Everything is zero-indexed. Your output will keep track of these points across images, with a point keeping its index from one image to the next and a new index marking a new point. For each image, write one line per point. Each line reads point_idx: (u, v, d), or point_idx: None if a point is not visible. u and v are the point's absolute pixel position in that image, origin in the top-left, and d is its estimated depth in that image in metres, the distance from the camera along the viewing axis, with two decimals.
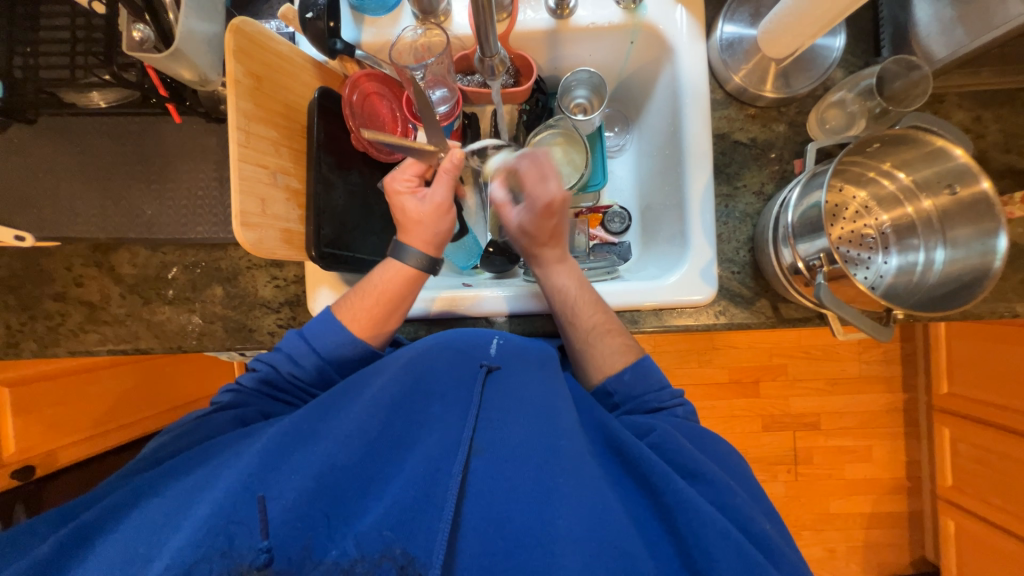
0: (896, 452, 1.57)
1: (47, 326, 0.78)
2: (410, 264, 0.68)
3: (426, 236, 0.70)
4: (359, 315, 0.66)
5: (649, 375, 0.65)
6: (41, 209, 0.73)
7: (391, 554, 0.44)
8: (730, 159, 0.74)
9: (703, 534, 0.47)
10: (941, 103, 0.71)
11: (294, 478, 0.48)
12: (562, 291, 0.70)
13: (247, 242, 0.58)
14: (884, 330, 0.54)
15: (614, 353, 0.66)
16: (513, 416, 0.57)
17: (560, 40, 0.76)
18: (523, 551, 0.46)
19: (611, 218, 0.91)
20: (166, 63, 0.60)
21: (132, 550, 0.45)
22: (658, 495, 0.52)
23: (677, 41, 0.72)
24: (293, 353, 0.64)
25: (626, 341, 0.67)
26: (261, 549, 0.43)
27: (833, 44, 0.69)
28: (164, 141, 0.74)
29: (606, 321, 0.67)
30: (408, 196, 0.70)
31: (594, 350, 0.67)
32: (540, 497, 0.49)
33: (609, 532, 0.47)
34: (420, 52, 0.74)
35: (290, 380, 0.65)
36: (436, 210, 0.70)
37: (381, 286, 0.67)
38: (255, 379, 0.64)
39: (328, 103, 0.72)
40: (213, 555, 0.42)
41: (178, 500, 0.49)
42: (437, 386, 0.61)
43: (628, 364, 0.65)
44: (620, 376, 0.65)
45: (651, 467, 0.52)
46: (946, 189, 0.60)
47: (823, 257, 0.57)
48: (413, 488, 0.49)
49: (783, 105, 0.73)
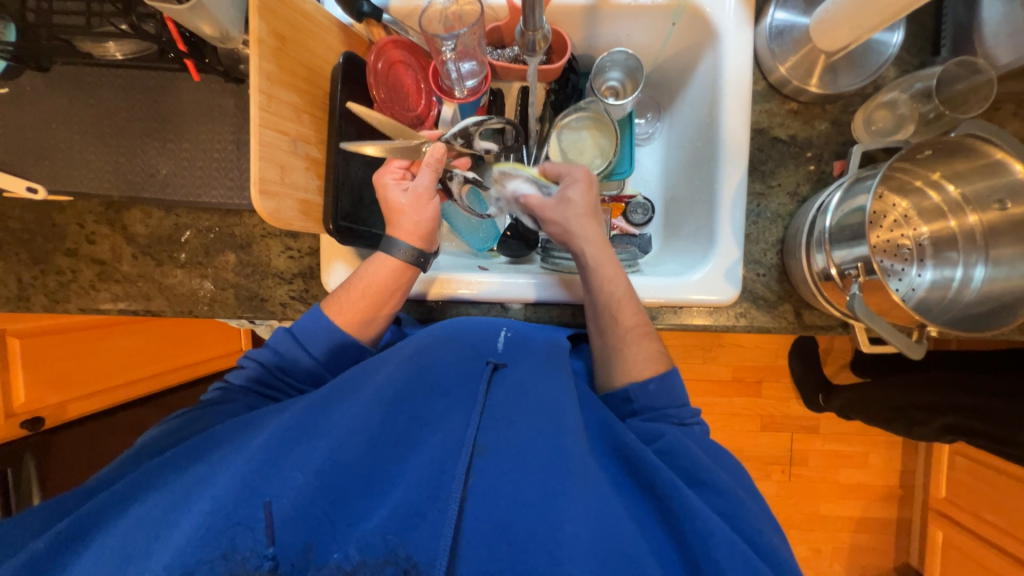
0: (893, 460, 1.57)
1: (58, 282, 0.78)
2: (395, 256, 0.66)
3: (410, 225, 0.67)
4: (345, 308, 0.65)
5: (674, 389, 0.62)
6: (53, 162, 0.71)
7: (394, 559, 0.44)
8: (767, 156, 0.71)
9: (713, 543, 0.46)
10: (997, 111, 0.66)
11: (295, 475, 0.47)
12: (600, 293, 0.65)
13: (265, 211, 0.57)
14: (915, 347, 0.52)
15: (646, 359, 0.63)
16: (518, 414, 0.56)
17: (598, 17, 0.72)
18: (526, 557, 0.45)
19: (634, 209, 0.87)
20: (188, 17, 0.57)
21: (140, 543, 0.45)
22: (662, 499, 0.51)
23: (722, 25, 0.68)
24: (279, 348, 0.64)
25: (659, 349, 0.64)
26: (266, 556, 0.42)
27: (890, 40, 0.65)
28: (180, 99, 0.71)
29: (640, 324, 0.64)
30: (393, 186, 0.68)
31: (627, 351, 0.63)
32: (546, 502, 0.49)
33: (615, 537, 0.47)
34: (451, 21, 0.70)
35: (293, 362, 0.64)
36: (418, 200, 0.67)
37: (366, 279, 0.65)
38: (244, 376, 0.64)
39: (353, 70, 0.69)
40: (215, 558, 0.42)
41: (177, 493, 0.48)
42: (444, 380, 0.60)
43: (657, 373, 0.62)
44: (645, 385, 0.62)
45: (659, 474, 0.51)
46: (997, 204, 0.58)
47: (860, 267, 0.55)
48: (417, 492, 0.49)
49: (829, 102, 0.70)
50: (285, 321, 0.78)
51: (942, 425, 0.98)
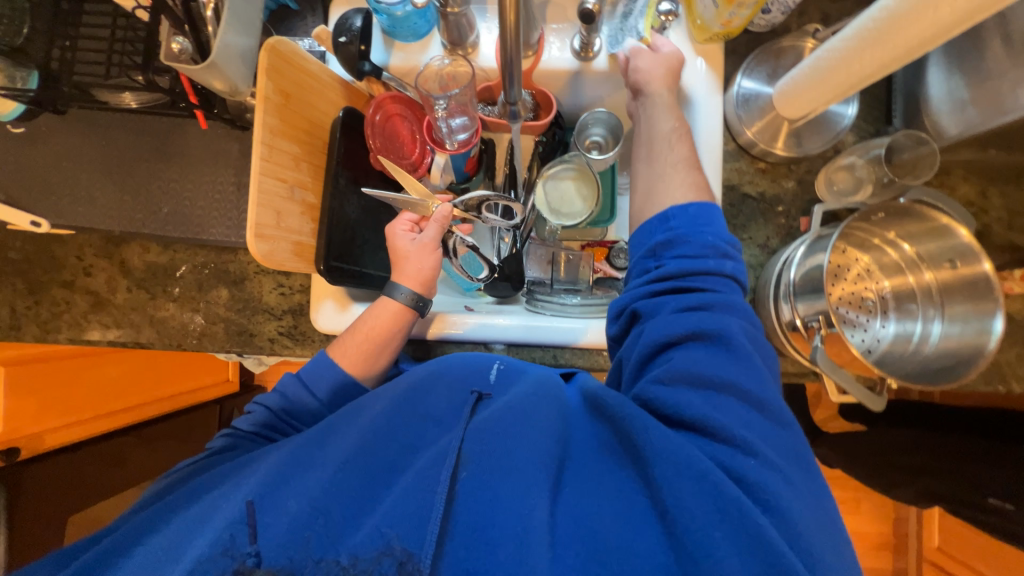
0: (884, 507, 1.55)
1: (51, 313, 0.79)
2: (397, 299, 0.69)
3: (412, 271, 0.70)
4: (350, 352, 0.68)
5: (713, 216, 0.59)
6: (61, 197, 0.74)
7: (390, 551, 0.46)
8: (738, 211, 0.76)
9: (693, 520, 0.43)
10: (948, 175, 0.72)
11: (289, 503, 0.50)
12: (654, 126, 0.67)
13: (259, 253, 0.60)
14: (876, 399, 0.55)
15: (689, 190, 0.62)
16: (505, 431, 0.54)
17: (582, 81, 0.79)
18: (501, 549, 0.45)
19: (617, 253, 0.88)
20: (202, 75, 0.62)
21: (161, 557, 0.48)
22: (650, 474, 0.48)
23: (694, 91, 0.74)
24: (285, 391, 0.66)
25: (704, 185, 0.63)
26: (249, 553, 0.46)
27: (845, 112, 0.71)
28: (188, 142, 0.76)
29: (688, 159, 0.65)
30: (402, 235, 0.72)
31: (670, 180, 0.63)
32: (522, 499, 0.48)
33: (595, 523, 0.47)
34: (445, 80, 0.75)
35: (298, 405, 0.66)
36: (423, 250, 0.71)
37: (370, 322, 0.69)
38: (252, 422, 0.65)
39: (352, 122, 0.74)
40: (213, 555, 0.45)
41: (182, 532, 0.50)
42: (434, 411, 0.59)
43: (699, 202, 0.61)
44: (686, 209, 0.59)
45: (647, 444, 0.48)
46: (947, 263, 0.62)
47: (822, 320, 0.57)
48: (405, 501, 0.49)
49: (794, 163, 0.75)
50: (273, 356, 0.80)
51: (918, 490, 0.98)
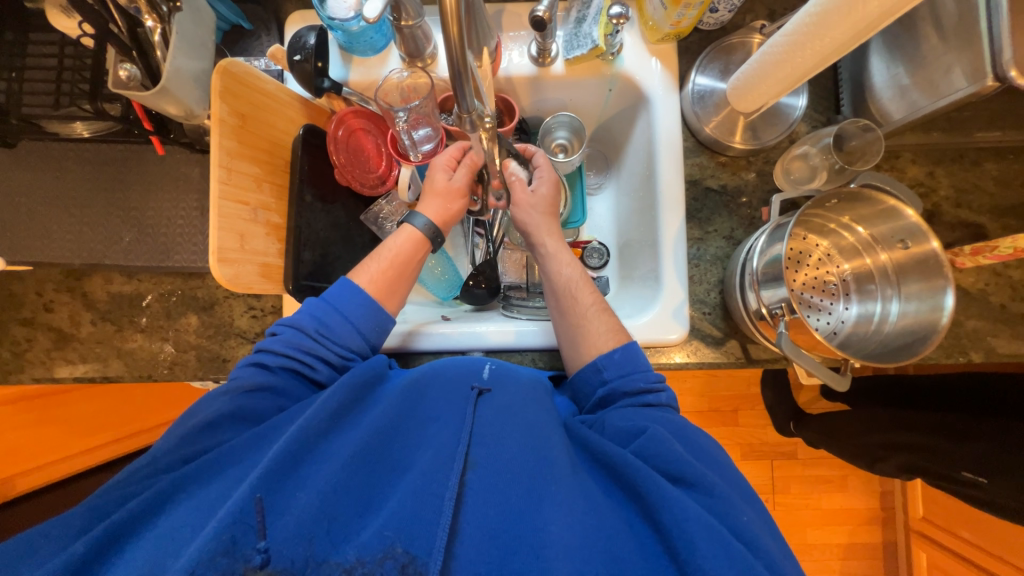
0: (870, 483, 1.59)
1: (11, 352, 0.76)
2: (418, 228, 0.71)
3: (436, 206, 0.73)
4: (376, 278, 0.67)
5: (636, 357, 0.64)
6: (13, 232, 0.72)
7: (393, 555, 0.44)
8: (702, 205, 0.77)
9: (690, 530, 0.45)
10: (897, 159, 0.75)
11: (299, 496, 0.47)
12: (559, 276, 0.72)
13: (223, 277, 0.59)
14: (842, 380, 0.56)
15: (606, 332, 0.67)
16: (507, 430, 0.56)
17: (542, 85, 0.80)
18: (515, 557, 0.46)
19: (590, 253, 0.91)
20: (153, 100, 0.61)
21: (167, 542, 0.43)
22: (644, 498, 0.50)
23: (651, 90, 0.76)
24: (318, 313, 0.63)
25: (619, 325, 0.68)
26: (259, 550, 0.42)
27: (796, 103, 0.74)
28: (146, 168, 0.75)
29: (598, 301, 0.70)
30: (436, 168, 0.73)
31: (589, 326, 0.67)
32: (531, 504, 0.49)
33: (597, 535, 0.48)
34: (406, 92, 0.77)
35: (333, 331, 0.62)
36: (451, 194, 0.73)
37: (395, 249, 0.70)
38: (280, 343, 0.61)
39: (314, 139, 0.73)
40: (216, 555, 0.40)
41: (192, 514, 0.46)
42: (433, 412, 0.60)
43: (619, 344, 0.66)
44: (610, 354, 0.64)
45: (638, 472, 0.51)
46: (900, 244, 0.64)
47: (785, 307, 0.60)
48: (411, 503, 0.48)
49: (753, 155, 0.77)
50: None
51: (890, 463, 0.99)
